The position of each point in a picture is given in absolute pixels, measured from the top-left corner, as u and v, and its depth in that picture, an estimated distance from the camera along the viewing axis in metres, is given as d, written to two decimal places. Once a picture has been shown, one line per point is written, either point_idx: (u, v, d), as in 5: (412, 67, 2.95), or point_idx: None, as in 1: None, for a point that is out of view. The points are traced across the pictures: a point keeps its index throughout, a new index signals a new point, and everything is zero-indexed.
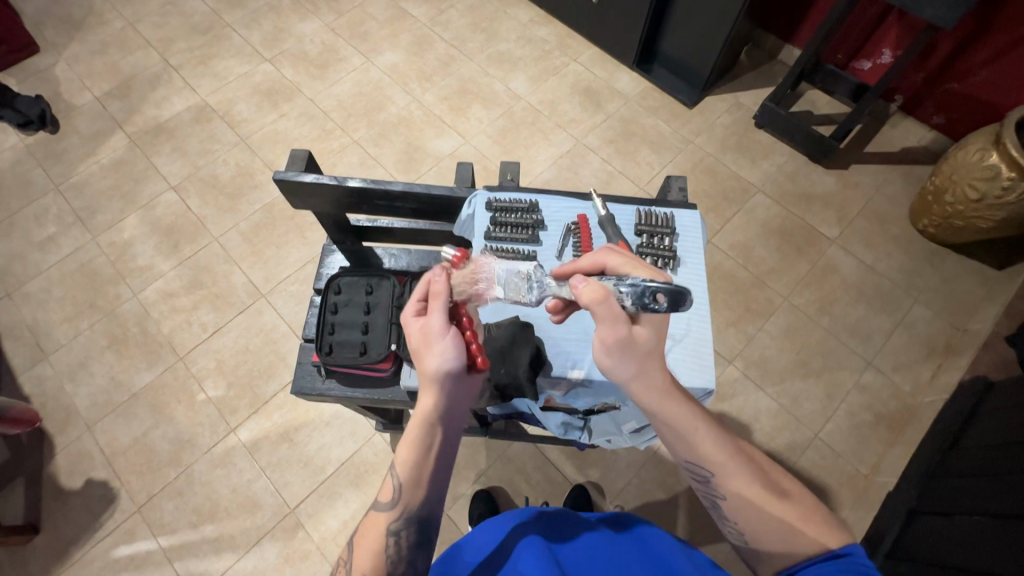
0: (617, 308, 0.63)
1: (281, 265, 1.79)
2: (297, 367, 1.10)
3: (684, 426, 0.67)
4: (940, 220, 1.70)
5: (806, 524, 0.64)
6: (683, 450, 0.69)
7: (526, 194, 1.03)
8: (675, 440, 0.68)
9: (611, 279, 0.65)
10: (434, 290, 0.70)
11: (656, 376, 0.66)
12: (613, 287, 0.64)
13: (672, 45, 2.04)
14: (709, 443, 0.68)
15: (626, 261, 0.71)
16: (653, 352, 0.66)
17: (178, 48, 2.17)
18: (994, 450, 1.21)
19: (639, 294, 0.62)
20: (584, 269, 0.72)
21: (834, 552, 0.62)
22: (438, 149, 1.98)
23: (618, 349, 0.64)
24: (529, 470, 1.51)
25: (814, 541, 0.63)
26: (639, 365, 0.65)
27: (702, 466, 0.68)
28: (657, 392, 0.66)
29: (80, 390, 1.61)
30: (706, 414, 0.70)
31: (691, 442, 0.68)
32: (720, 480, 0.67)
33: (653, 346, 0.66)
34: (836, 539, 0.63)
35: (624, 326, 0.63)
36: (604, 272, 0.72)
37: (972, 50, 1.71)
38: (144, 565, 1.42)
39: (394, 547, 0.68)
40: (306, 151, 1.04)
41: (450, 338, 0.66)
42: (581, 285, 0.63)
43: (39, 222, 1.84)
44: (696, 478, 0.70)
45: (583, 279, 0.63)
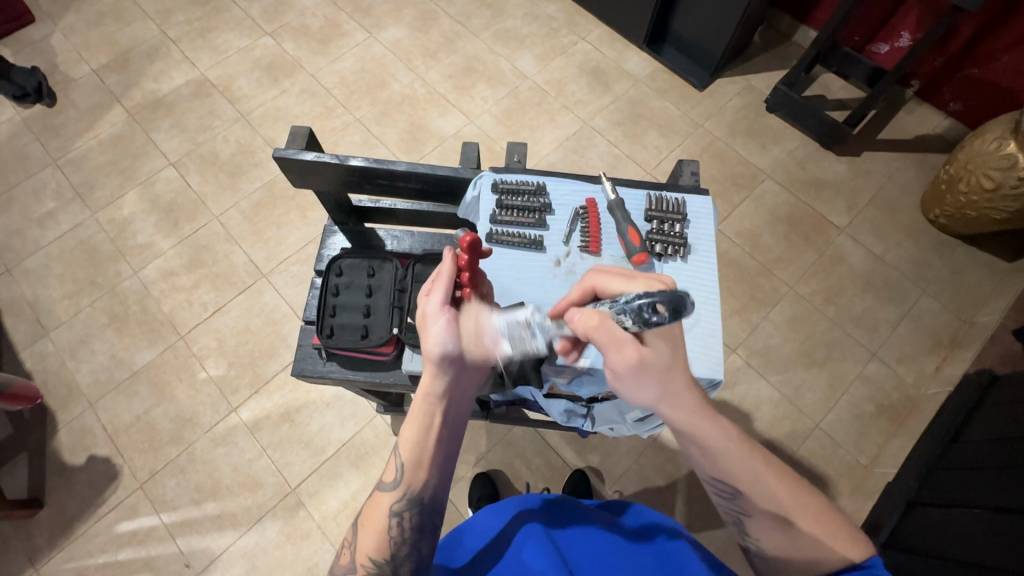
0: (619, 331, 0.63)
1: (282, 245, 1.77)
2: (297, 349, 1.09)
3: (711, 440, 0.67)
4: (953, 210, 1.67)
5: (834, 539, 0.62)
6: (708, 468, 0.68)
7: (533, 176, 1.00)
8: (701, 456, 0.68)
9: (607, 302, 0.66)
10: (439, 269, 0.73)
11: (685, 394, 0.66)
12: (612, 311, 0.64)
13: (684, 25, 1.99)
14: (737, 459, 0.67)
15: (614, 277, 0.69)
16: (673, 369, 0.66)
17: (177, 20, 2.12)
18: (997, 443, 1.20)
19: (636, 312, 0.60)
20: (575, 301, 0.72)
21: (858, 564, 0.61)
22: (442, 128, 1.94)
23: (633, 373, 0.64)
24: (528, 454, 1.51)
25: (838, 556, 0.61)
26: (660, 386, 0.65)
27: (726, 482, 0.68)
28: (688, 411, 0.66)
29: (81, 366, 1.61)
30: (736, 430, 0.69)
31: (718, 461, 0.67)
32: (745, 496, 0.67)
33: (670, 362, 0.65)
34: (860, 550, 0.62)
35: (630, 347, 0.63)
36: (596, 296, 0.70)
37: (995, 34, 1.65)
38: (147, 541, 1.44)
39: (396, 528, 0.67)
40: (307, 129, 1.00)
41: (444, 319, 0.69)
42: (578, 317, 0.66)
43: (38, 197, 1.82)
44: (720, 493, 0.69)
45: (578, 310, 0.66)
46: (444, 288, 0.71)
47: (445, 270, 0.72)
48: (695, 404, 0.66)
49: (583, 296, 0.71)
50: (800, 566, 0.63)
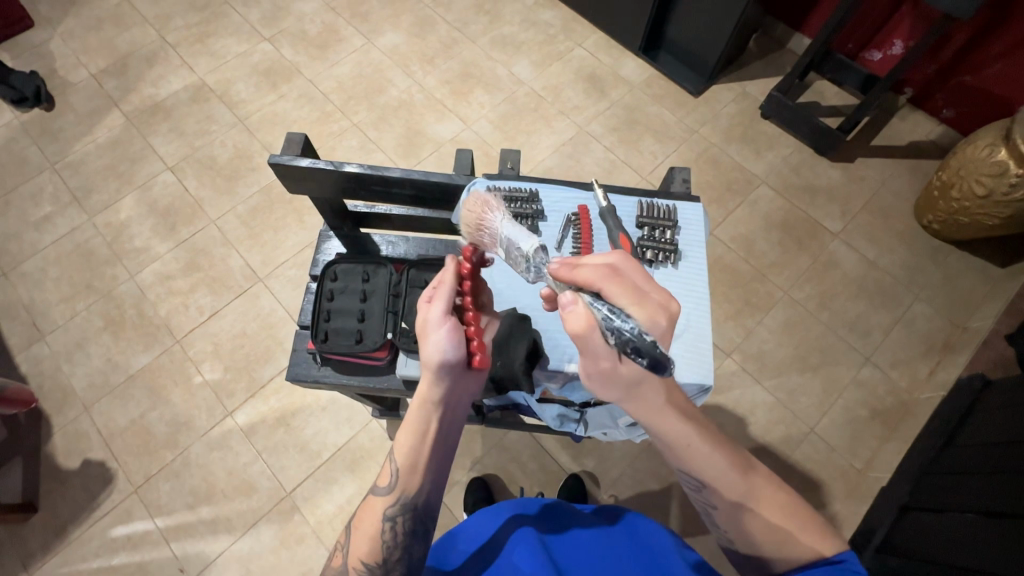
0: (601, 344, 0.58)
1: (278, 249, 1.78)
2: (292, 354, 1.09)
3: (678, 438, 0.66)
4: (945, 216, 1.68)
5: (802, 533, 0.64)
6: (677, 463, 0.68)
7: (526, 183, 1.01)
8: (668, 451, 0.68)
9: (603, 306, 0.59)
10: (442, 277, 0.71)
11: (651, 395, 0.65)
12: (603, 318, 0.58)
13: (680, 32, 2.00)
14: (704, 457, 0.67)
15: (623, 288, 0.61)
16: (644, 379, 0.62)
17: (175, 25, 2.13)
18: (989, 448, 1.21)
19: (622, 341, 0.56)
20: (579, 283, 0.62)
21: (829, 559, 0.62)
22: (439, 134, 1.95)
23: (600, 378, 0.62)
24: (523, 459, 1.52)
25: (807, 550, 0.63)
26: (626, 391, 0.64)
27: (695, 478, 0.68)
28: (652, 409, 0.65)
29: (77, 370, 1.61)
30: (704, 426, 0.69)
31: (687, 458, 0.67)
32: (715, 493, 0.67)
33: (643, 375, 0.62)
34: (831, 545, 0.63)
35: (605, 360, 0.59)
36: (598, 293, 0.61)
37: (986, 42, 1.67)
38: (141, 545, 1.43)
39: (390, 532, 0.68)
40: (302, 135, 1.01)
41: (447, 326, 0.67)
42: (570, 307, 0.59)
43: (35, 201, 1.82)
44: (690, 486, 0.70)
45: (573, 301, 0.59)
46: (447, 295, 0.70)
47: (450, 278, 0.70)
48: (662, 404, 0.65)
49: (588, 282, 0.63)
50: (769, 559, 0.65)
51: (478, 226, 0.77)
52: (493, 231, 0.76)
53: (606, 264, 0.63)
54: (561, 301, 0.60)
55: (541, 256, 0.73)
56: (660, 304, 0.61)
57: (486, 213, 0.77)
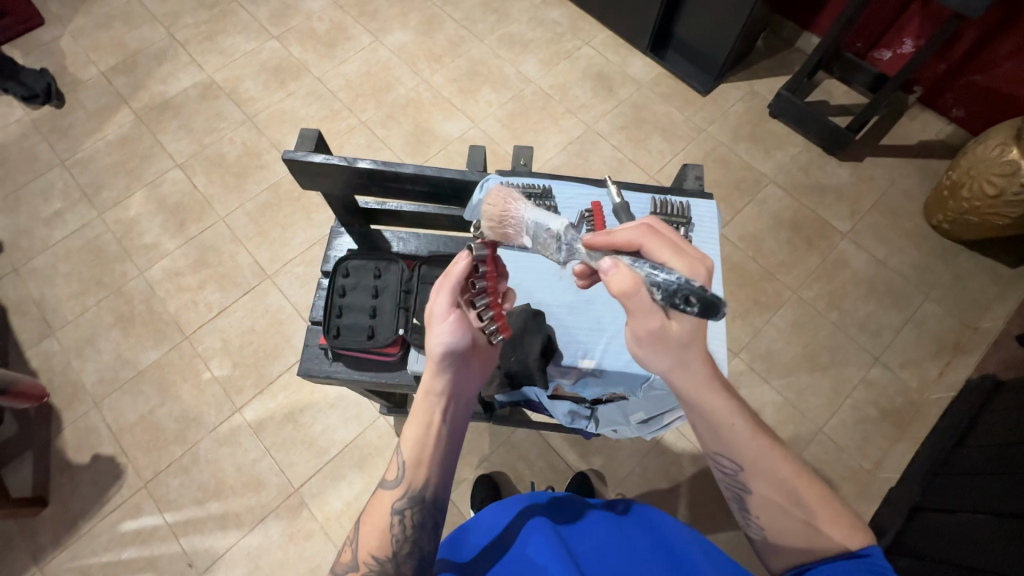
0: (649, 300, 0.59)
1: (287, 246, 1.78)
2: (304, 350, 1.09)
3: (720, 417, 0.67)
4: (955, 216, 1.68)
5: (831, 525, 0.63)
6: (715, 444, 0.68)
7: (539, 180, 1.01)
8: (707, 431, 0.68)
9: (646, 263, 0.60)
10: (451, 269, 0.70)
11: (699, 368, 0.66)
12: (647, 273, 0.59)
13: (688, 31, 2.00)
14: (745, 439, 0.67)
15: (660, 242, 0.63)
16: (694, 342, 0.64)
17: (184, 23, 2.14)
18: (1000, 448, 1.21)
19: (672, 294, 0.57)
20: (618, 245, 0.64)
21: (854, 552, 0.61)
22: (447, 132, 1.96)
23: (652, 340, 0.62)
24: (532, 456, 1.52)
25: (835, 542, 0.62)
26: (675, 356, 0.64)
27: (732, 460, 0.68)
28: (700, 384, 0.67)
29: (86, 366, 1.62)
30: (745, 410, 0.69)
31: (726, 440, 0.68)
32: (749, 477, 0.67)
33: (692, 335, 0.64)
34: (858, 540, 0.63)
35: (655, 318, 0.60)
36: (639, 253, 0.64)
37: (997, 41, 1.66)
38: (150, 540, 1.44)
39: (398, 526, 0.68)
40: (316, 131, 1.01)
41: (450, 319, 0.69)
42: (610, 270, 0.60)
43: (45, 198, 1.83)
44: (722, 470, 0.69)
45: (613, 264, 0.60)
46: (453, 287, 0.70)
47: (458, 271, 0.70)
48: (707, 378, 0.67)
49: (625, 246, 0.64)
50: (796, 549, 0.64)
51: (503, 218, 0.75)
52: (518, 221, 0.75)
53: (641, 224, 0.65)
54: (600, 267, 0.61)
55: (573, 234, 0.72)
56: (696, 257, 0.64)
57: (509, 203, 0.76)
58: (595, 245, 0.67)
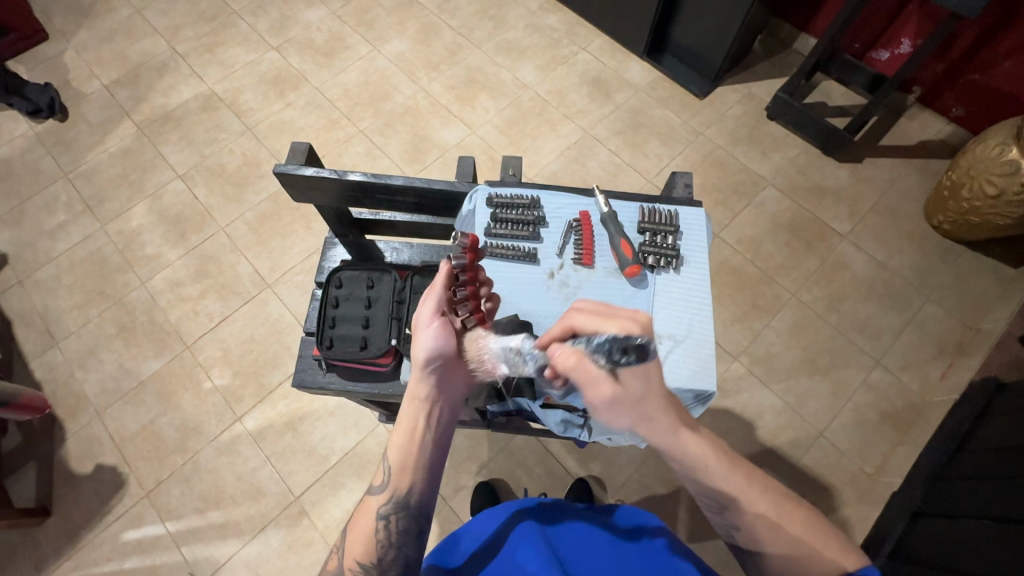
0: (595, 368, 0.64)
1: (286, 256, 1.80)
2: (298, 361, 1.10)
3: (694, 459, 0.68)
4: (955, 216, 1.67)
5: (821, 547, 0.64)
6: (697, 486, 0.70)
7: (528, 190, 1.01)
8: (687, 475, 0.70)
9: (582, 340, 0.65)
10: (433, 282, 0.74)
11: (662, 417, 0.68)
12: (587, 349, 0.64)
13: (684, 35, 2.00)
14: (723, 475, 0.68)
15: (591, 316, 0.66)
16: (646, 396, 0.66)
17: (185, 36, 2.16)
18: (1002, 452, 1.19)
19: (612, 353, 0.63)
20: (556, 336, 0.68)
21: (851, 574, 0.61)
22: (444, 139, 1.96)
23: (609, 407, 0.66)
24: (530, 463, 1.52)
25: (828, 565, 0.62)
26: (634, 413, 0.67)
27: (715, 498, 0.69)
28: (665, 429, 0.68)
29: (89, 376, 1.64)
30: (719, 446, 0.71)
31: (705, 478, 0.69)
32: (736, 510, 0.68)
33: (645, 391, 0.66)
34: (851, 560, 0.63)
35: (604, 384, 0.64)
36: (575, 334, 0.66)
37: (996, 40, 1.65)
38: (153, 549, 1.45)
39: (384, 531, 0.68)
40: (306, 144, 1.02)
41: (434, 323, 0.71)
42: (558, 353, 0.66)
43: (49, 210, 1.86)
44: (710, 508, 0.71)
45: (558, 347, 0.66)
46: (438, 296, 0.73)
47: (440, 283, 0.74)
48: (673, 425, 0.68)
49: (563, 333, 0.68)
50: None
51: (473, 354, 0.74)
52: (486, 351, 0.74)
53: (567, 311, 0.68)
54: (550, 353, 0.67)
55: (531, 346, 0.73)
56: (630, 315, 0.66)
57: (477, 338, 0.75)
58: (542, 343, 0.70)
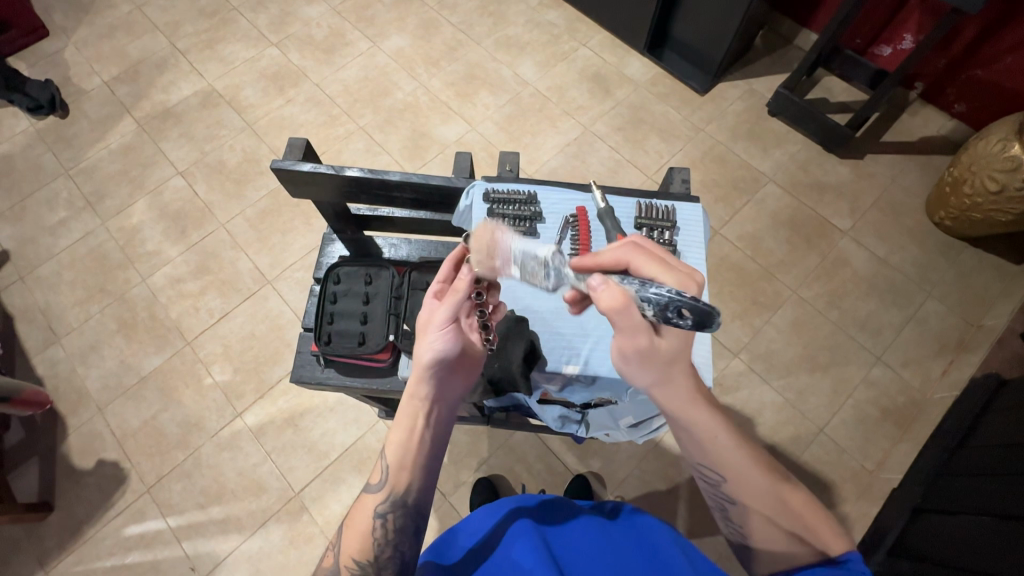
0: (638, 317, 0.61)
1: (286, 252, 1.80)
2: (297, 356, 1.10)
3: (703, 431, 0.69)
4: (957, 213, 1.66)
5: (811, 532, 0.64)
6: (700, 455, 0.70)
7: (525, 185, 1.01)
8: (693, 444, 0.70)
9: (634, 281, 0.62)
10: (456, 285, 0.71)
11: (682, 384, 0.68)
12: (637, 292, 0.61)
13: (685, 31, 1.99)
14: (725, 450, 0.69)
15: (650, 261, 0.66)
16: (678, 358, 0.67)
17: (185, 32, 2.16)
18: (1002, 449, 1.19)
19: (663, 306, 0.58)
20: (605, 266, 0.67)
21: (834, 559, 0.62)
22: (444, 136, 1.96)
23: (639, 358, 0.65)
24: (530, 459, 1.52)
25: (818, 548, 0.63)
26: (659, 372, 0.67)
27: (713, 470, 0.69)
28: (684, 396, 0.68)
29: (90, 372, 1.65)
30: (728, 422, 0.71)
31: (709, 450, 0.69)
32: (731, 486, 0.68)
33: (677, 352, 0.67)
34: (840, 545, 0.63)
35: (643, 335, 0.63)
36: (627, 271, 0.67)
37: (999, 34, 1.64)
38: (154, 543, 1.46)
39: (380, 529, 0.68)
40: (304, 139, 1.02)
41: (444, 328, 0.70)
42: (600, 288, 0.62)
43: (50, 207, 1.86)
44: (706, 481, 0.71)
45: (602, 282, 0.62)
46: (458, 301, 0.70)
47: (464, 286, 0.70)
48: (690, 394, 0.69)
49: (614, 266, 0.67)
50: (781, 555, 0.65)
51: (491, 250, 0.68)
52: (505, 251, 0.69)
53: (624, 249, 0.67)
54: (590, 284, 0.63)
55: (560, 258, 0.70)
56: (686, 272, 0.65)
57: (496, 233, 0.68)
58: (582, 266, 0.68)
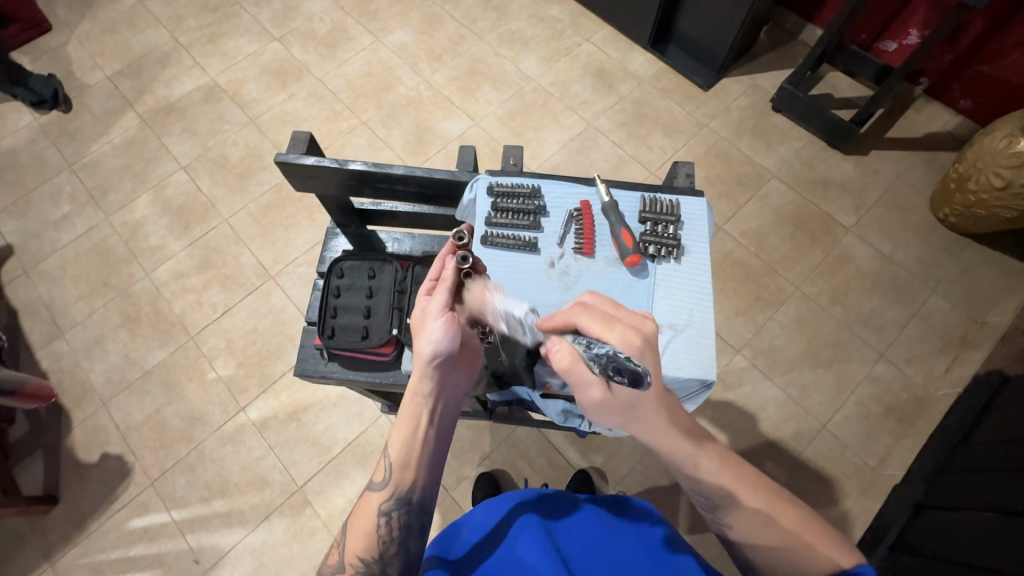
0: (588, 373, 0.66)
1: (290, 247, 1.80)
2: (300, 350, 1.10)
3: (686, 456, 0.71)
4: (962, 209, 1.65)
5: (816, 544, 0.65)
6: (689, 483, 0.72)
7: (529, 179, 1.01)
8: (679, 474, 0.72)
9: (583, 340, 0.68)
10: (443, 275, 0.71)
11: (654, 416, 0.70)
12: (584, 352, 0.66)
13: (689, 26, 1.98)
14: (713, 473, 0.71)
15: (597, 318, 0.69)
16: (641, 401, 0.68)
17: (188, 26, 2.16)
18: (1005, 445, 1.19)
19: (603, 365, 0.61)
20: (558, 328, 0.70)
21: (845, 570, 0.62)
22: (447, 131, 1.96)
23: (598, 408, 0.68)
24: (532, 454, 1.52)
25: (824, 561, 0.63)
26: (624, 416, 0.69)
27: (706, 495, 0.71)
28: (658, 428, 0.70)
29: (95, 366, 1.65)
30: (711, 444, 0.73)
31: (695, 476, 0.71)
32: (725, 509, 0.70)
33: (637, 397, 0.68)
34: (848, 558, 0.63)
35: (595, 389, 0.66)
36: (578, 331, 0.69)
37: (1006, 30, 1.63)
38: (159, 537, 1.47)
39: (385, 527, 0.69)
40: (307, 133, 1.02)
41: (442, 321, 0.69)
42: (555, 349, 0.69)
43: (54, 201, 1.86)
44: (702, 506, 0.72)
45: (556, 342, 0.69)
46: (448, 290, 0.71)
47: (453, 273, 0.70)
48: (666, 423, 0.71)
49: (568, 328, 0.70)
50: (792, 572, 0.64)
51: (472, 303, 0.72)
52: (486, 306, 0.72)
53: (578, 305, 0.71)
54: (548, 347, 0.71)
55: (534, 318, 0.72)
56: (634, 329, 0.69)
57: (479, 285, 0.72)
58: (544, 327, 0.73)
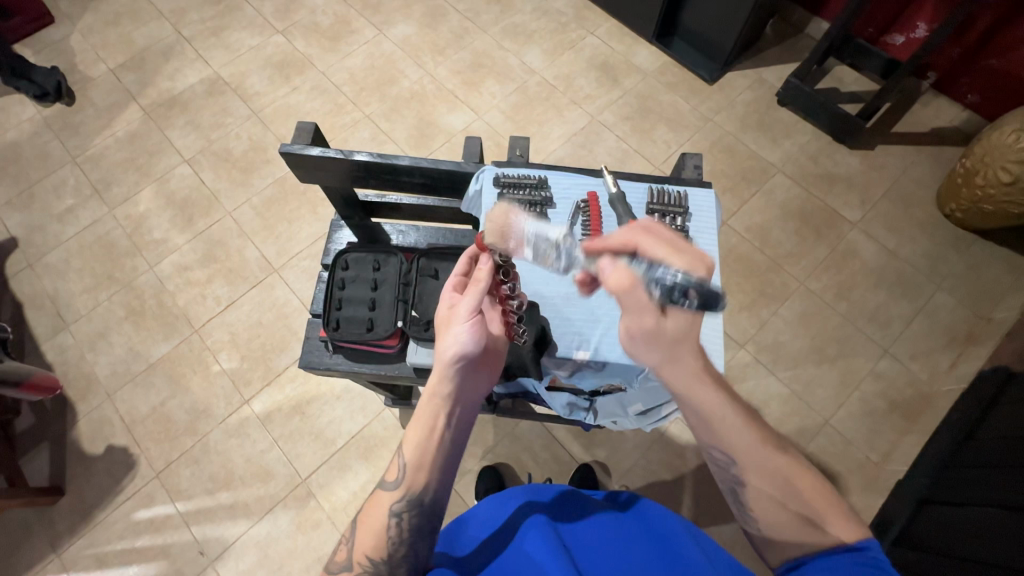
0: (646, 297, 0.64)
1: (293, 240, 1.80)
2: (305, 342, 1.10)
3: (711, 410, 0.69)
4: (968, 204, 1.64)
5: (827, 520, 0.64)
6: (707, 435, 0.70)
7: (535, 170, 1.01)
8: (701, 426, 0.70)
9: (642, 264, 0.66)
10: (477, 276, 0.73)
11: (689, 362, 0.68)
12: (643, 276, 0.65)
13: (695, 19, 1.97)
14: (735, 432, 0.69)
15: (659, 241, 0.66)
16: (685, 340, 0.67)
17: (191, 19, 2.15)
18: (1010, 441, 1.19)
19: (670, 290, 0.64)
20: (613, 249, 0.67)
21: (849, 545, 0.62)
22: (451, 124, 1.95)
23: (645, 337, 0.66)
24: (536, 448, 1.52)
25: (829, 535, 0.63)
26: (667, 351, 0.67)
27: (723, 452, 0.70)
28: (690, 373, 0.68)
29: (99, 358, 1.66)
30: (736, 402, 0.71)
31: (717, 432, 0.69)
32: (742, 469, 0.69)
33: (686, 334, 0.67)
34: (854, 534, 0.63)
35: (650, 315, 0.65)
36: (635, 253, 0.66)
37: (1015, 24, 1.61)
38: (163, 528, 1.48)
39: (395, 528, 0.69)
40: (312, 124, 1.02)
41: (470, 324, 0.71)
42: (610, 271, 0.65)
43: (58, 194, 1.86)
44: (716, 463, 0.71)
45: (611, 264, 0.66)
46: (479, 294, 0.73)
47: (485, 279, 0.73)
48: (698, 370, 0.69)
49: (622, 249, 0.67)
50: (795, 543, 0.65)
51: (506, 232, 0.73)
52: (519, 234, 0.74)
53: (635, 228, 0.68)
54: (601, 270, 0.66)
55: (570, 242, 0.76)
56: (698, 254, 0.66)
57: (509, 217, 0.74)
58: (591, 250, 0.69)
